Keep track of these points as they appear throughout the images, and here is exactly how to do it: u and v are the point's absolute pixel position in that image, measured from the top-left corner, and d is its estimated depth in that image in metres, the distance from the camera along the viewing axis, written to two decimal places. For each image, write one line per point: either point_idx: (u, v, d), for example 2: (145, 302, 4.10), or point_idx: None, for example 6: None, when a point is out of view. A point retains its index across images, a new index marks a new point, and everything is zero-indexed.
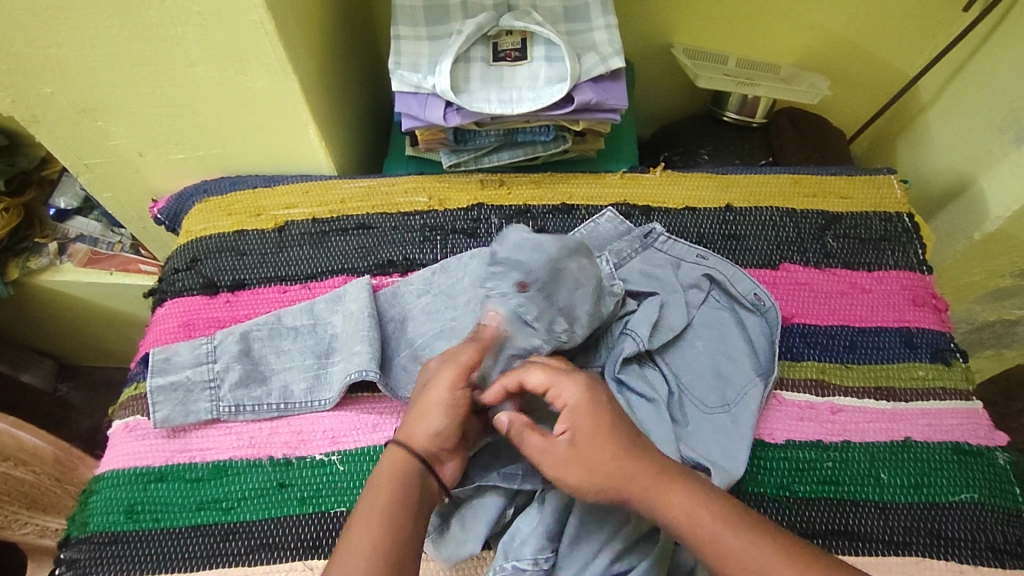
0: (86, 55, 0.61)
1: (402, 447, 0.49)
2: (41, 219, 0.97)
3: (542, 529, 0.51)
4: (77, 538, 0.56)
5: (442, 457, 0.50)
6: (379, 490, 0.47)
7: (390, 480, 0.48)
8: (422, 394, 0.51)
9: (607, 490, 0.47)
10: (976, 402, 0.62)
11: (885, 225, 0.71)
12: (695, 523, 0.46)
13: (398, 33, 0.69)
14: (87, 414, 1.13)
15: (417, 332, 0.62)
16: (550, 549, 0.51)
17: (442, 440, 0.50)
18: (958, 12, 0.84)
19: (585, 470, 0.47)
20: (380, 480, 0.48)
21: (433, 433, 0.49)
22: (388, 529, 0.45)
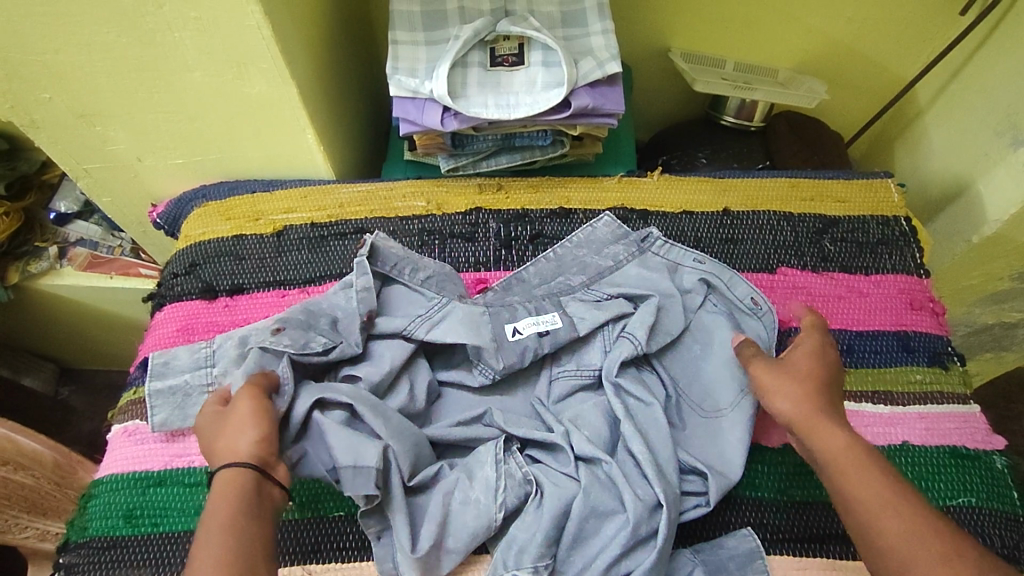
0: (85, 61, 0.61)
1: (228, 465, 0.46)
2: (41, 223, 0.98)
3: (541, 535, 0.51)
4: (76, 543, 0.56)
5: (272, 465, 0.48)
6: (221, 503, 0.45)
7: (226, 494, 0.45)
8: (228, 412, 0.50)
9: (784, 406, 0.52)
10: (974, 406, 0.62)
11: (882, 229, 0.72)
12: (829, 447, 0.48)
13: (395, 38, 0.69)
14: (88, 418, 1.13)
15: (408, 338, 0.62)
16: (547, 554, 0.51)
17: (268, 444, 0.49)
18: (955, 16, 0.85)
19: (792, 379, 0.53)
20: (220, 495, 0.45)
21: (259, 440, 0.48)
22: (237, 539, 0.43)
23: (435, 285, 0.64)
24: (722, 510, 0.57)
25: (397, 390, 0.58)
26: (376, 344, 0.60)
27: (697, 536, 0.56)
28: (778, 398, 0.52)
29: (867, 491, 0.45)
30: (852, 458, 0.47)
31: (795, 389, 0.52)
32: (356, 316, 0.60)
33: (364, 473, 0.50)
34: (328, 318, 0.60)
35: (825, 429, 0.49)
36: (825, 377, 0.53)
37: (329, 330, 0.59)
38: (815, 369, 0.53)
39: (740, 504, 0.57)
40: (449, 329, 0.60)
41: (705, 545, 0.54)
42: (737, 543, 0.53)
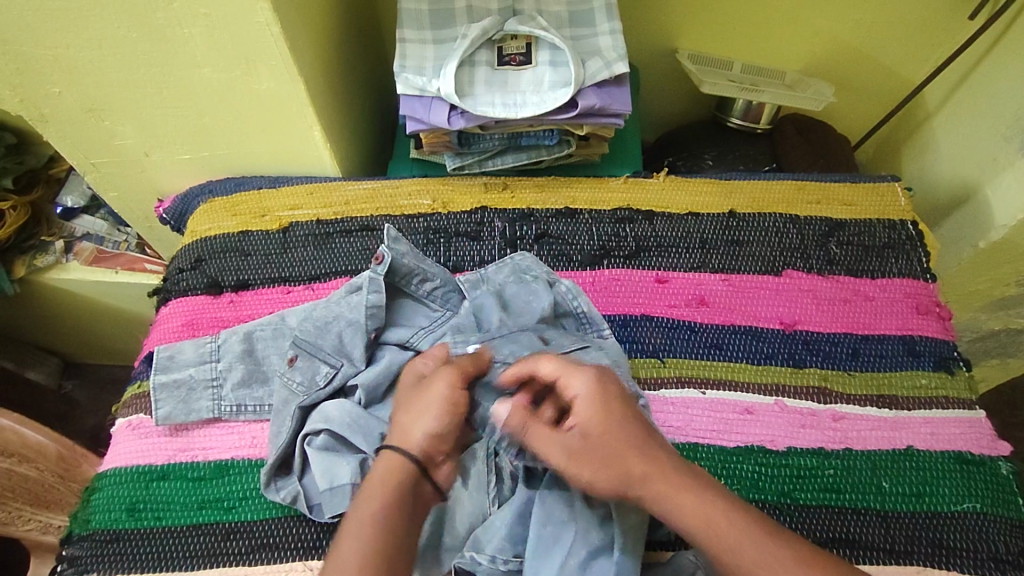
0: (95, 56, 0.61)
1: (397, 450, 0.49)
2: (48, 217, 0.98)
3: (504, 530, 0.51)
4: (79, 535, 0.56)
5: (440, 458, 0.51)
6: (375, 495, 0.47)
7: (384, 480, 0.48)
8: (410, 399, 0.52)
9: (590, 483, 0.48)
10: (980, 411, 0.62)
11: (889, 233, 0.71)
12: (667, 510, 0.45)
13: (403, 37, 0.69)
14: (92, 412, 1.13)
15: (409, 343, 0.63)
16: (513, 552, 0.51)
17: (439, 441, 0.50)
18: (965, 20, 0.84)
19: (575, 463, 0.48)
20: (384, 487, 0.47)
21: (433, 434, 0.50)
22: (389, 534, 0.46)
23: (438, 299, 0.65)
24: None
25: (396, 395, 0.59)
26: (380, 351, 0.61)
27: None
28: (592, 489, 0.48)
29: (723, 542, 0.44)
30: (703, 515, 0.45)
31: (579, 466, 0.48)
32: (362, 332, 0.60)
33: (339, 493, 0.54)
34: (333, 330, 0.60)
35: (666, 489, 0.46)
36: (601, 445, 0.48)
37: (332, 353, 0.60)
38: (608, 438, 0.48)
39: None
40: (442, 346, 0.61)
41: None
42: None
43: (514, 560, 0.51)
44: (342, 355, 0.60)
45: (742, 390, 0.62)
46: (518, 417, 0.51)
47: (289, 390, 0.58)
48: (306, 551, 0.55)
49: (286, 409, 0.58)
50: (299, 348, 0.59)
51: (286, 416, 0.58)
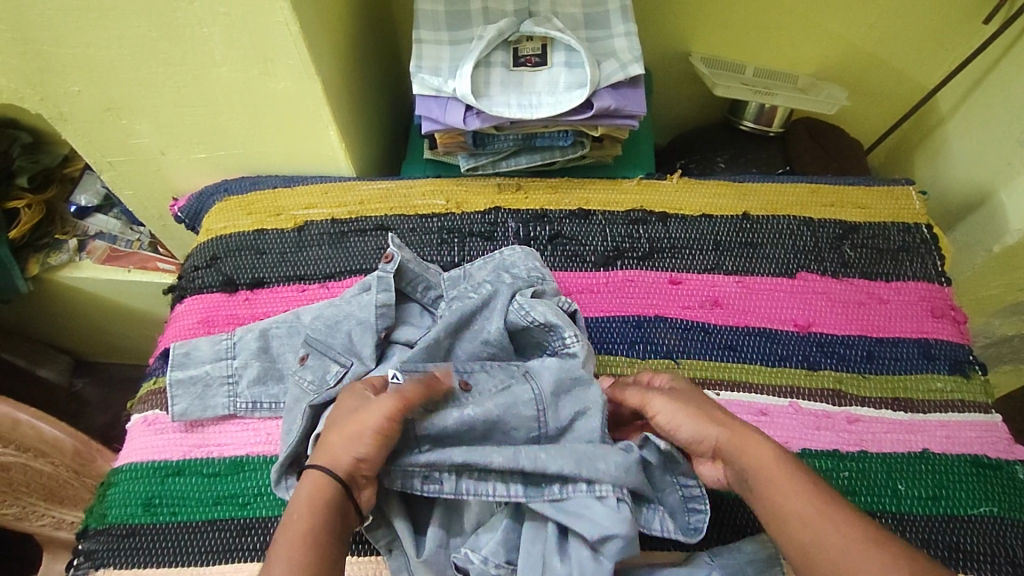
0: (115, 55, 0.62)
1: (321, 470, 0.47)
2: (62, 215, 0.99)
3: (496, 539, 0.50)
4: (95, 530, 0.57)
5: (365, 480, 0.48)
6: (302, 513, 0.46)
7: (310, 506, 0.46)
8: (343, 417, 0.50)
9: (707, 431, 0.50)
10: (996, 415, 0.62)
11: (904, 236, 0.71)
12: (756, 459, 0.48)
13: (420, 37, 0.70)
14: (102, 410, 1.14)
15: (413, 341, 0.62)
16: (505, 558, 0.49)
17: (368, 465, 0.48)
18: (979, 24, 0.84)
19: (699, 417, 0.51)
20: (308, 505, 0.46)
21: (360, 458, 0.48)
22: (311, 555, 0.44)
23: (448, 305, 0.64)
24: (741, 513, 0.56)
25: None
26: (390, 350, 0.60)
27: (715, 539, 0.55)
28: (703, 440, 0.51)
29: (796, 504, 0.46)
30: (778, 471, 0.47)
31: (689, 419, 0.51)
32: (372, 331, 0.60)
33: None
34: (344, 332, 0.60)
35: (754, 442, 0.49)
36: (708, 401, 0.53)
37: (342, 353, 0.59)
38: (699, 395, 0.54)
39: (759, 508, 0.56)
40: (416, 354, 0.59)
41: (722, 549, 0.52)
42: (756, 548, 0.52)
43: (506, 566, 0.49)
44: (351, 355, 0.59)
45: (756, 392, 0.61)
46: (635, 394, 0.54)
47: (301, 388, 0.58)
48: None
49: (298, 407, 0.57)
50: (310, 347, 0.59)
51: (297, 415, 0.56)
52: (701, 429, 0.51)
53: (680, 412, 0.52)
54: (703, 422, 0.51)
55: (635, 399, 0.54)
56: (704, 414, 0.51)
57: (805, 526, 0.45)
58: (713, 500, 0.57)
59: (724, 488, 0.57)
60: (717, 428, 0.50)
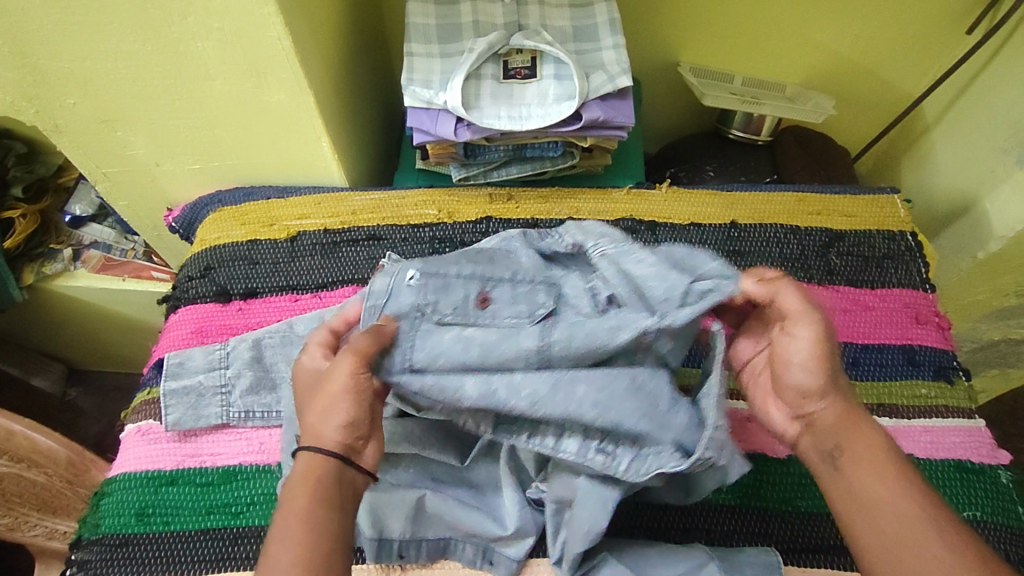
0: (109, 69, 0.63)
1: (314, 451, 0.45)
2: (57, 225, 0.99)
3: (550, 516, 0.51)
4: (88, 540, 0.57)
5: (360, 442, 0.47)
6: (298, 495, 0.44)
7: (306, 482, 0.45)
8: (320, 385, 0.48)
9: (820, 399, 0.47)
10: (979, 420, 0.62)
11: (889, 244, 0.72)
12: (857, 443, 0.46)
13: (411, 50, 0.71)
14: (96, 419, 1.14)
15: None
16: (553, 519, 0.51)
17: (354, 430, 0.46)
18: (962, 35, 0.86)
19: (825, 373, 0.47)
20: (297, 490, 0.44)
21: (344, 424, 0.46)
22: (317, 536, 0.43)
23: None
24: (729, 519, 0.57)
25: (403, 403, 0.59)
26: None
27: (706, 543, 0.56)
28: (818, 399, 0.47)
29: (897, 504, 0.43)
30: (885, 462, 0.45)
31: (819, 361, 0.47)
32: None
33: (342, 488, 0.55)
34: None
35: (861, 426, 0.47)
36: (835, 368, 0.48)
37: None
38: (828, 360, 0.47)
39: (746, 513, 0.57)
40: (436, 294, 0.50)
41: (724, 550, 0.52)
42: (756, 553, 0.52)
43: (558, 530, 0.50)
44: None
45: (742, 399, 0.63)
46: (792, 305, 0.48)
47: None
48: None
49: (297, 419, 0.57)
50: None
51: (297, 427, 0.57)
52: (824, 385, 0.47)
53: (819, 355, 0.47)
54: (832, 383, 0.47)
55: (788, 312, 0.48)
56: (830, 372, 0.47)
57: (880, 504, 0.43)
58: (701, 505, 0.58)
59: (712, 494, 0.58)
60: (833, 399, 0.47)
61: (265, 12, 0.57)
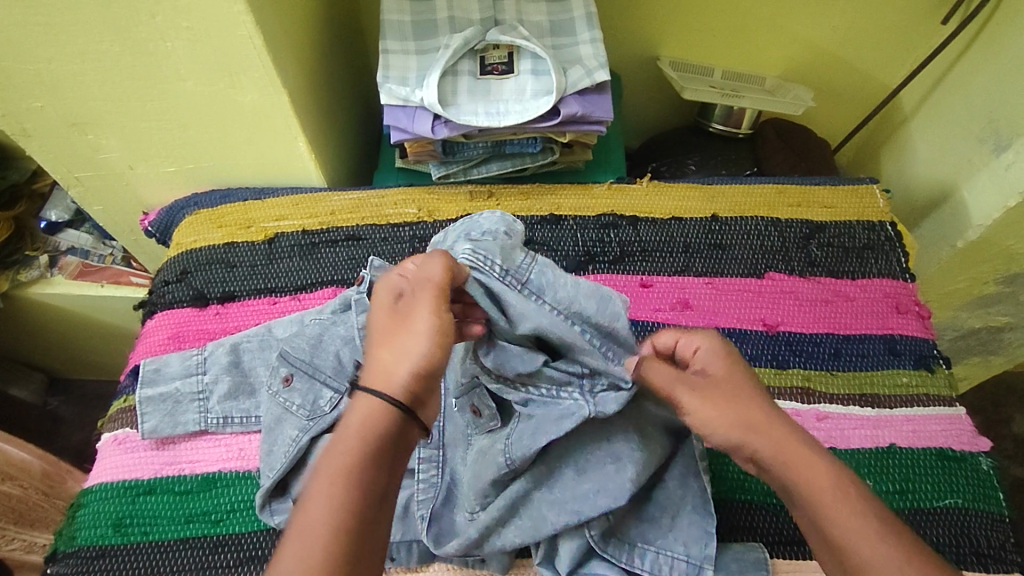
0: (76, 70, 0.61)
1: (372, 388, 0.44)
2: (32, 231, 0.97)
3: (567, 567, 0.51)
4: (64, 553, 0.56)
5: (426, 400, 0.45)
6: (348, 435, 0.42)
7: (362, 432, 0.42)
8: (396, 327, 0.46)
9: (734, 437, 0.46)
10: (960, 408, 0.63)
11: (868, 234, 0.72)
12: (803, 472, 0.44)
13: (386, 47, 0.70)
14: (77, 427, 1.12)
15: None
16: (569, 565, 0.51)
17: (426, 382, 0.44)
18: (938, 25, 0.86)
19: (739, 422, 0.46)
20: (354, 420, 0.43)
21: (422, 372, 0.44)
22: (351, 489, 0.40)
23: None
24: None
25: None
26: None
27: None
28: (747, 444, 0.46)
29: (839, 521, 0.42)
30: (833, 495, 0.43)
31: (718, 419, 0.46)
32: (359, 353, 0.60)
33: None
34: (331, 358, 0.59)
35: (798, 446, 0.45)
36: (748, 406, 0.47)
37: (332, 376, 0.59)
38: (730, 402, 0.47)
39: (729, 508, 0.57)
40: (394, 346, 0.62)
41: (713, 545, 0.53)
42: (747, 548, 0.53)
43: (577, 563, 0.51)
44: (343, 379, 0.59)
45: None
46: (661, 378, 0.49)
47: (285, 408, 0.58)
48: None
49: (281, 428, 0.57)
50: (295, 367, 0.59)
51: (280, 437, 0.57)
52: (739, 433, 0.46)
53: (719, 415, 0.46)
54: (761, 432, 0.45)
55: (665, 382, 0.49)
56: (747, 415, 0.46)
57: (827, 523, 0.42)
58: None
59: None
60: (765, 439, 0.45)
61: (235, 11, 0.56)
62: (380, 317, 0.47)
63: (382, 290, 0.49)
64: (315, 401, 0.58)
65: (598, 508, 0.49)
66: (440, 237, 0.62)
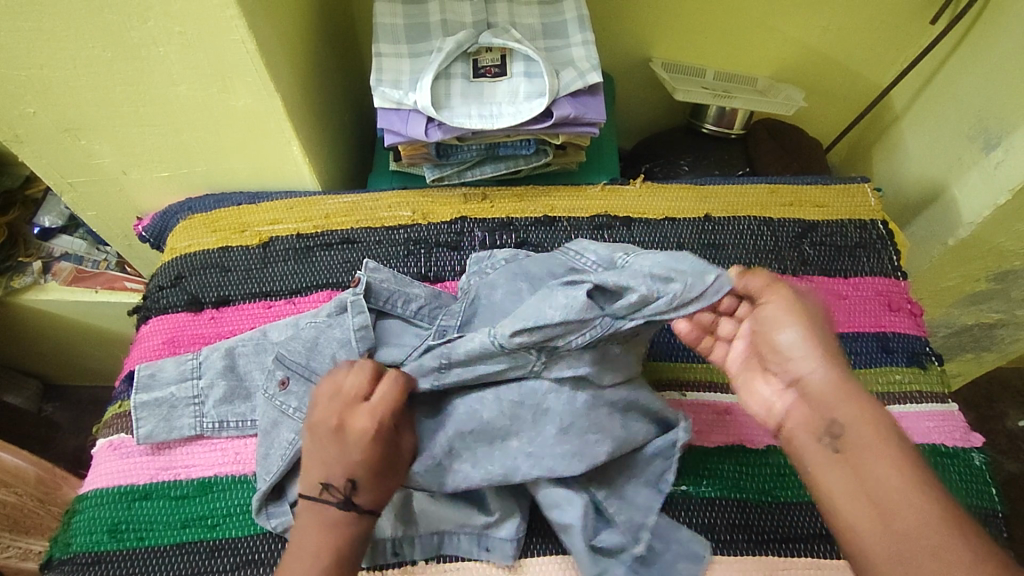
0: (69, 76, 0.61)
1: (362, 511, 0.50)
2: (25, 237, 0.96)
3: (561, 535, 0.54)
4: (59, 559, 0.56)
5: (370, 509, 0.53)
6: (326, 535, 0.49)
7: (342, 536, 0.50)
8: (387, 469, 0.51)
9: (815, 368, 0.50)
10: (952, 404, 0.63)
11: (860, 233, 0.73)
12: (852, 414, 0.48)
13: (379, 51, 0.70)
14: (72, 434, 1.12)
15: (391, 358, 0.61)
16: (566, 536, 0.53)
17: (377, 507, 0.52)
18: (926, 25, 0.87)
19: (830, 358, 0.50)
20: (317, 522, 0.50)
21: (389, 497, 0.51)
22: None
23: (427, 316, 0.63)
24: (709, 512, 0.57)
25: None
26: None
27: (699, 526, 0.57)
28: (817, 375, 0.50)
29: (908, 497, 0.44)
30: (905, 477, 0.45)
31: (811, 345, 0.50)
32: (356, 355, 0.59)
33: None
34: (327, 362, 0.59)
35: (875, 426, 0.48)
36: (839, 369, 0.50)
37: None
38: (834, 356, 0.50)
39: (725, 505, 0.58)
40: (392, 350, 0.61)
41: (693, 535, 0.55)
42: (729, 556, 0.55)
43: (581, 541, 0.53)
44: None
45: (720, 391, 0.63)
46: (768, 283, 0.53)
47: (281, 412, 0.58)
48: None
49: (277, 432, 0.57)
50: (291, 370, 0.58)
51: (276, 440, 0.57)
52: (813, 354, 0.50)
53: (800, 325, 0.51)
54: (825, 360, 0.50)
55: (770, 301, 0.52)
56: (819, 341, 0.51)
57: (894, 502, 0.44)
58: (682, 499, 0.58)
59: (693, 488, 0.58)
60: (825, 370, 0.50)
61: (227, 15, 0.56)
62: (361, 449, 0.50)
63: (357, 416, 0.51)
64: (311, 403, 0.58)
65: (569, 469, 0.51)
66: (484, 254, 0.65)
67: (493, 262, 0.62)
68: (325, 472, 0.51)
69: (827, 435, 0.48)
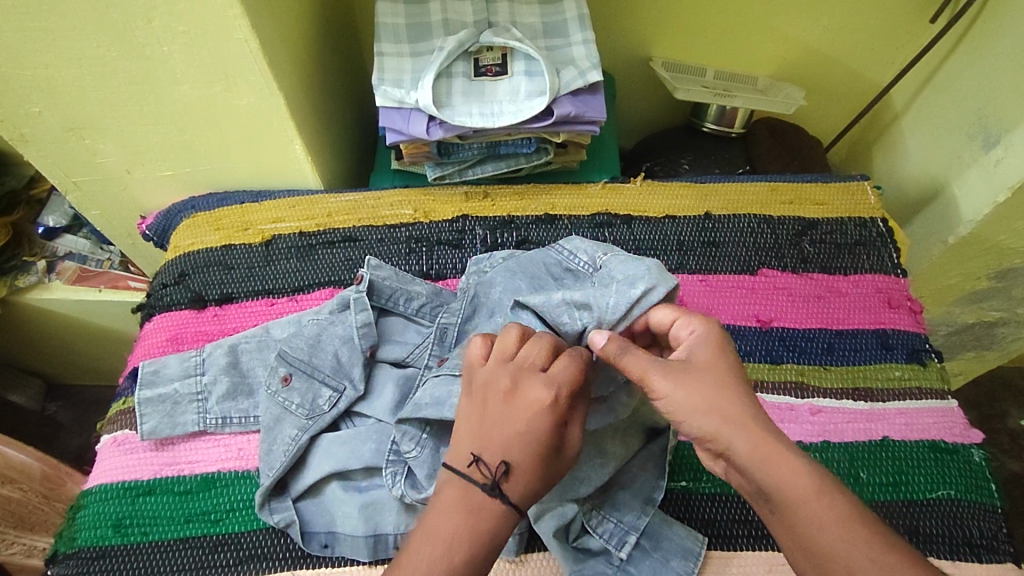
0: (74, 75, 0.62)
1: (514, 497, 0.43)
2: (30, 237, 0.97)
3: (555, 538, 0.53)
4: (64, 554, 0.56)
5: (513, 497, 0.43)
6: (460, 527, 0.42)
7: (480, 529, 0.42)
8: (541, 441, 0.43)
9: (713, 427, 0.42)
10: (952, 401, 0.63)
11: (860, 231, 0.73)
12: (783, 475, 0.40)
13: (381, 50, 0.70)
14: (76, 433, 1.12)
15: (392, 353, 0.62)
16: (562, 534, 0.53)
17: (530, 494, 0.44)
18: (926, 24, 0.88)
19: (721, 412, 0.42)
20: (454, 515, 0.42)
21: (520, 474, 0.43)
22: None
23: (428, 313, 0.64)
24: (708, 508, 0.58)
25: (383, 393, 0.59)
26: (377, 370, 0.61)
27: (698, 520, 0.57)
28: (724, 436, 0.41)
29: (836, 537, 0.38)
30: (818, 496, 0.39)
31: (701, 402, 0.42)
32: (358, 352, 0.60)
33: (337, 536, 0.55)
34: (329, 359, 0.60)
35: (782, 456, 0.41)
36: (741, 409, 0.42)
37: (331, 375, 0.59)
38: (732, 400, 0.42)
39: (725, 500, 0.58)
40: (394, 347, 0.62)
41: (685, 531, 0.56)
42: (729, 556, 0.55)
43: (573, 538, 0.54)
44: (342, 378, 0.59)
45: None
46: (639, 361, 0.44)
47: (284, 408, 0.58)
48: (293, 559, 0.55)
49: (280, 428, 0.57)
50: (294, 367, 0.59)
51: (279, 436, 0.57)
52: (722, 419, 0.42)
53: (685, 396, 0.42)
54: (744, 425, 0.41)
55: (637, 368, 0.44)
56: (718, 406, 0.42)
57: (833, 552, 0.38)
58: (682, 495, 0.58)
59: (693, 483, 0.59)
60: (748, 433, 0.41)
61: (231, 15, 0.57)
62: (526, 423, 0.43)
63: (531, 387, 0.44)
64: (313, 400, 0.58)
65: (575, 493, 0.53)
66: (483, 252, 0.66)
67: (492, 262, 0.63)
68: (482, 443, 0.44)
69: (760, 502, 0.41)
